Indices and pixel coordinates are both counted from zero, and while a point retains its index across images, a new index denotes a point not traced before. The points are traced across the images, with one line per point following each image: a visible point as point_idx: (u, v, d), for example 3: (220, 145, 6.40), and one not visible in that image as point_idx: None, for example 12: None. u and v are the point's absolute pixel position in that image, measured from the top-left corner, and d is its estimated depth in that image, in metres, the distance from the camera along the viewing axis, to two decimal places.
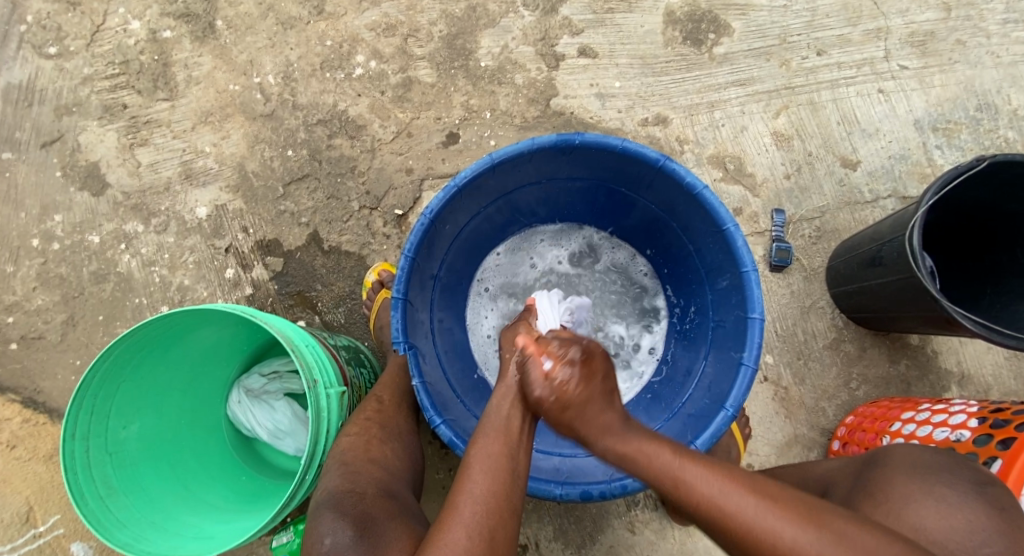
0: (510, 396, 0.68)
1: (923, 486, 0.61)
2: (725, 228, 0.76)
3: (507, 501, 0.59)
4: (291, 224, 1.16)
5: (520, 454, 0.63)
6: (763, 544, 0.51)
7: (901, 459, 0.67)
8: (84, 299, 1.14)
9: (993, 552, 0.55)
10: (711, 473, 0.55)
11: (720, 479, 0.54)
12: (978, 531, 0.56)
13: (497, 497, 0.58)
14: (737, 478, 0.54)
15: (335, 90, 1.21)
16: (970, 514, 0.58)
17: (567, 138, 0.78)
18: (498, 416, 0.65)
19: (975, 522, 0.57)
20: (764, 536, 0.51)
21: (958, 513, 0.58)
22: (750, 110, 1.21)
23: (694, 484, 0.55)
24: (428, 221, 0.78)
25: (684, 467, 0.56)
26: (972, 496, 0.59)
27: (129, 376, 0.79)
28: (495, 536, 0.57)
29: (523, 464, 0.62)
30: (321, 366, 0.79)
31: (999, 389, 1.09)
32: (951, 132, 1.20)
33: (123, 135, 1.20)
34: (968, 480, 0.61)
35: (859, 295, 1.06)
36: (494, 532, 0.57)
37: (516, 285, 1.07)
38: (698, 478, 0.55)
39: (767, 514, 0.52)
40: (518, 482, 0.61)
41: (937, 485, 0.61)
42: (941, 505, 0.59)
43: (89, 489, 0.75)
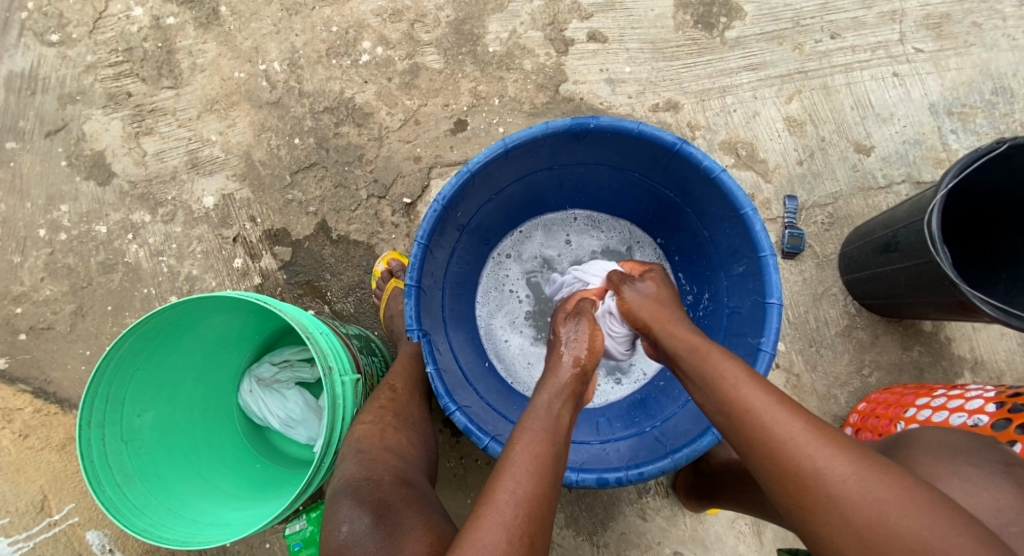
0: (559, 395, 0.68)
1: (948, 465, 0.61)
2: (742, 211, 0.75)
3: (547, 505, 0.58)
4: (298, 213, 1.15)
5: (560, 451, 0.62)
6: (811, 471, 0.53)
7: (921, 439, 0.66)
8: (92, 289, 1.14)
9: (1020, 530, 0.55)
10: (777, 402, 0.58)
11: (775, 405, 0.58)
12: (1003, 510, 0.57)
13: (536, 499, 0.57)
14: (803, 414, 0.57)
15: (341, 77, 1.19)
16: (997, 494, 0.58)
17: (583, 121, 0.76)
18: (544, 414, 0.65)
19: (1000, 501, 0.57)
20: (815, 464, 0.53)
21: (982, 491, 0.58)
22: (762, 95, 1.20)
23: (754, 406, 0.58)
24: (442, 207, 0.77)
25: (750, 391, 0.60)
26: (999, 477, 0.59)
27: (143, 363, 0.78)
28: (535, 542, 0.56)
29: (561, 464, 0.62)
30: (335, 353, 0.78)
31: (1013, 375, 1.09)
32: (966, 116, 1.18)
33: (128, 124, 1.19)
34: (994, 461, 0.61)
35: (873, 282, 1.04)
36: (534, 537, 0.56)
37: (533, 268, 1.07)
38: (759, 401, 0.58)
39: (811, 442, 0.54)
40: (557, 481, 0.60)
41: (963, 466, 0.60)
42: (966, 484, 0.59)
43: (105, 477, 0.75)
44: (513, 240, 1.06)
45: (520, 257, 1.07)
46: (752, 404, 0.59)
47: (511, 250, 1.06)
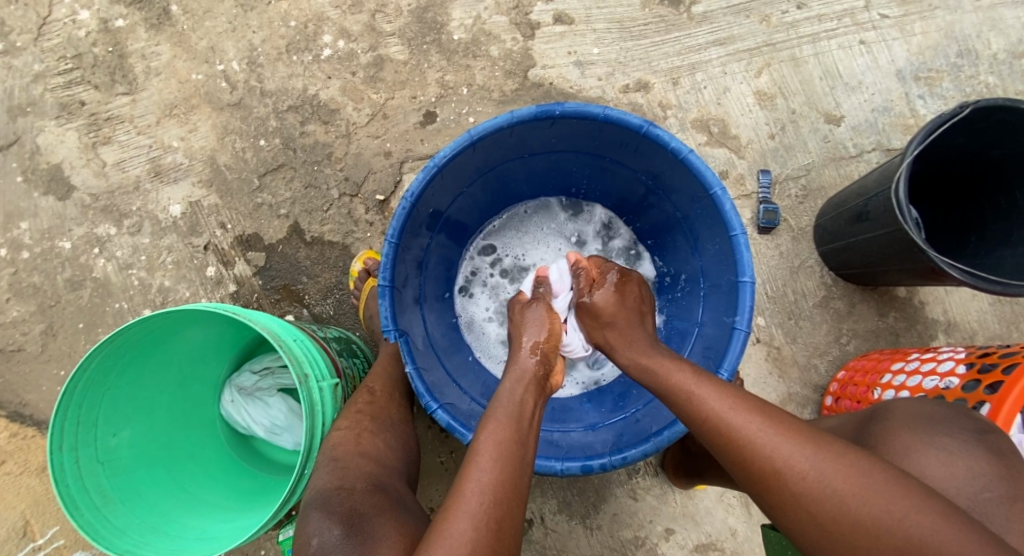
0: (523, 382, 0.69)
1: (923, 436, 0.62)
2: (711, 191, 0.75)
3: (516, 489, 0.57)
4: (269, 216, 1.13)
5: (529, 439, 0.62)
6: (772, 470, 0.54)
7: (900, 411, 0.67)
8: (61, 307, 1.11)
9: (994, 496, 0.56)
10: (736, 408, 0.58)
11: (737, 411, 0.58)
12: (979, 477, 0.58)
13: (504, 484, 0.56)
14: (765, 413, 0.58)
15: (304, 73, 1.16)
16: (971, 462, 0.59)
17: (548, 108, 0.75)
18: (509, 401, 0.65)
19: (974, 469, 0.58)
20: (775, 462, 0.53)
21: (959, 461, 0.59)
22: (731, 70, 1.19)
23: (714, 412, 0.59)
24: (410, 204, 0.75)
25: (710, 404, 0.60)
26: (972, 444, 0.60)
27: (114, 382, 0.77)
28: (503, 527, 0.54)
29: (531, 453, 0.61)
30: (311, 360, 0.77)
31: (985, 335, 1.11)
32: (932, 80, 1.19)
33: (84, 134, 1.15)
34: (968, 429, 0.62)
35: (846, 251, 1.06)
36: (500, 522, 0.54)
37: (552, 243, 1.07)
38: (726, 416, 0.58)
39: (776, 443, 0.54)
40: (526, 469, 0.59)
41: (939, 436, 0.62)
42: (942, 454, 0.60)
43: (83, 500, 0.73)
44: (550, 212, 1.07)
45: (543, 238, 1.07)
46: (712, 410, 0.59)
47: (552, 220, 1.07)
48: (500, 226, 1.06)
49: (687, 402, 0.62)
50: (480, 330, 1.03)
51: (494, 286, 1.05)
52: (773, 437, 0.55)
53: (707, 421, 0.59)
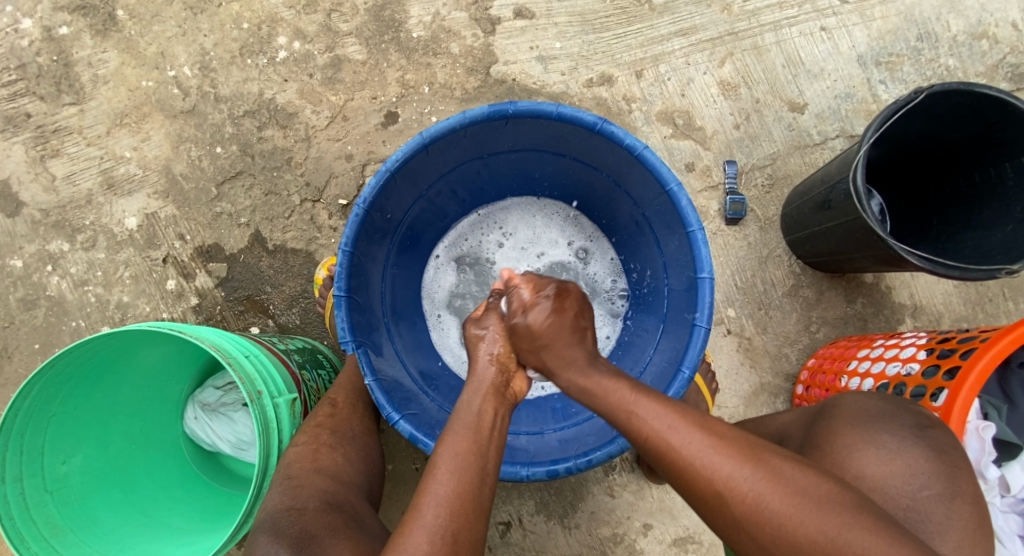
0: (480, 391, 0.68)
1: (865, 433, 0.62)
2: (668, 187, 0.74)
3: (476, 503, 0.56)
4: (229, 225, 1.10)
5: (489, 451, 0.61)
6: (714, 492, 0.52)
7: (851, 407, 0.67)
8: (15, 328, 1.07)
9: (932, 494, 0.57)
10: (674, 421, 0.56)
11: (670, 417, 0.57)
12: (916, 475, 0.58)
13: (463, 497, 0.56)
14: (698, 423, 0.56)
15: (259, 77, 1.13)
16: (910, 460, 0.59)
17: (500, 108, 0.73)
18: (467, 413, 0.64)
19: (913, 467, 0.59)
20: (717, 486, 0.52)
21: (898, 459, 0.59)
22: (695, 60, 1.18)
23: (654, 431, 0.57)
24: (363, 211, 0.73)
25: (644, 413, 0.58)
26: (912, 441, 0.60)
27: (59, 409, 0.74)
28: (458, 539, 0.54)
29: (492, 463, 0.60)
30: (265, 376, 0.75)
31: (951, 317, 1.12)
32: (893, 65, 1.19)
33: (31, 147, 1.11)
34: (908, 424, 0.62)
35: (811, 240, 1.06)
36: (457, 534, 0.54)
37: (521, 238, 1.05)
38: (655, 425, 0.57)
39: (715, 457, 0.53)
40: (488, 481, 0.58)
41: (880, 433, 0.62)
42: (881, 452, 0.60)
43: (28, 532, 0.71)
44: (521, 206, 1.05)
45: (510, 232, 1.05)
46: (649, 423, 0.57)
47: (537, 217, 1.05)
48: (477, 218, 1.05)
49: (626, 416, 0.59)
50: (438, 321, 1.02)
51: (463, 277, 1.05)
52: (712, 450, 0.54)
53: (647, 441, 0.57)
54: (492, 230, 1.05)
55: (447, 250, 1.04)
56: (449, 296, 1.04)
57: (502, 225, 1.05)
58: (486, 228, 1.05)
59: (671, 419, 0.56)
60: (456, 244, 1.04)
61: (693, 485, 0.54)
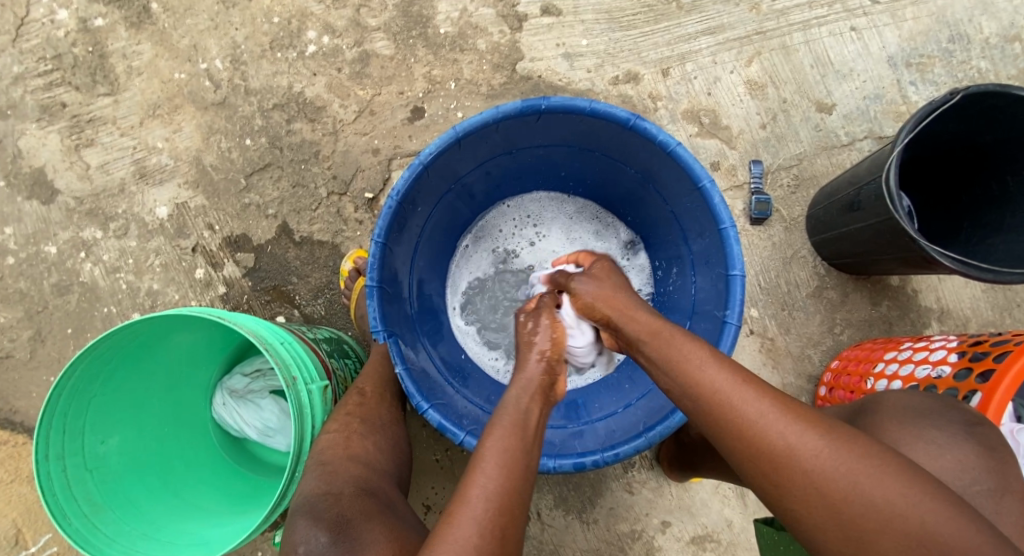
0: (528, 391, 0.68)
1: (913, 428, 0.62)
2: (700, 184, 0.74)
3: (519, 498, 0.57)
4: (257, 216, 1.11)
5: (532, 450, 0.61)
6: (772, 448, 0.53)
7: (891, 403, 0.67)
8: (49, 313, 1.10)
9: (983, 489, 0.57)
10: (742, 383, 0.57)
11: (737, 380, 0.58)
12: (968, 470, 0.58)
13: (507, 493, 0.56)
14: (767, 392, 0.57)
15: (289, 70, 1.14)
16: (960, 456, 0.59)
17: (533, 103, 0.74)
18: (515, 410, 0.64)
19: (965, 462, 0.58)
20: (784, 443, 0.53)
21: (948, 454, 0.59)
22: (722, 60, 1.18)
23: (720, 388, 0.58)
24: (396, 203, 0.74)
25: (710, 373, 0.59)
26: (962, 438, 0.60)
27: (100, 390, 0.76)
28: (505, 534, 0.54)
29: (533, 462, 0.61)
30: (298, 362, 0.77)
31: (978, 322, 1.11)
32: (924, 66, 1.18)
33: (66, 137, 1.13)
34: (956, 421, 0.62)
35: (839, 241, 1.05)
36: (504, 530, 0.54)
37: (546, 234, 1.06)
38: (723, 384, 0.58)
39: (781, 419, 0.54)
40: (529, 477, 0.59)
41: (928, 429, 0.61)
42: (932, 447, 0.60)
43: (71, 508, 0.73)
44: (548, 202, 1.06)
45: (536, 227, 1.06)
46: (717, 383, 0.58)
47: (569, 218, 1.06)
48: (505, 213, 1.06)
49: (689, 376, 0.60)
50: (458, 310, 1.03)
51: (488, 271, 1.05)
52: (779, 414, 0.55)
53: (712, 396, 0.58)
54: (519, 226, 1.06)
55: (477, 238, 1.05)
56: (470, 284, 1.05)
57: (529, 221, 1.06)
58: (514, 222, 1.06)
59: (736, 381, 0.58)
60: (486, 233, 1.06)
61: (754, 446, 0.54)
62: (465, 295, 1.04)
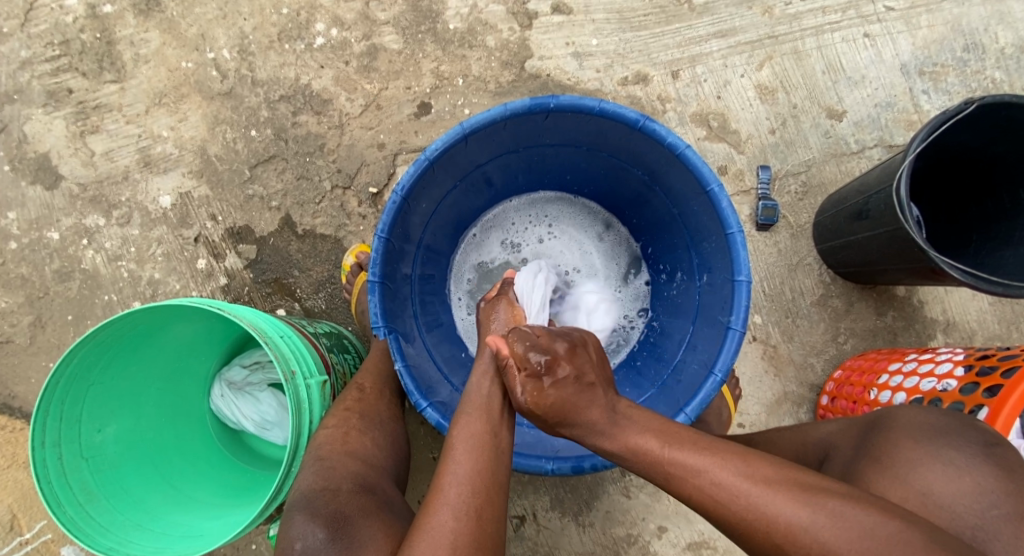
0: (492, 374, 0.68)
1: (929, 448, 0.61)
2: (709, 188, 0.73)
3: (493, 478, 0.57)
4: (261, 208, 1.11)
5: (503, 430, 0.62)
6: (747, 517, 0.51)
7: (906, 420, 0.66)
8: (50, 299, 1.10)
9: (1003, 514, 0.55)
10: (699, 451, 0.56)
11: (697, 448, 0.56)
12: (987, 493, 0.57)
13: (482, 474, 0.57)
14: (722, 453, 0.56)
15: (296, 62, 1.14)
16: (979, 477, 0.58)
17: (542, 102, 0.73)
18: (481, 395, 0.65)
19: (983, 485, 0.57)
20: (746, 506, 0.51)
21: (967, 476, 0.58)
22: (732, 63, 1.17)
23: (680, 461, 0.56)
24: (400, 198, 0.74)
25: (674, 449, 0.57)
26: (980, 459, 0.59)
27: (98, 378, 0.76)
28: (482, 515, 0.55)
29: (506, 442, 0.61)
30: (298, 356, 0.76)
31: (984, 335, 1.10)
32: (937, 75, 1.16)
33: (71, 123, 1.13)
34: (975, 442, 0.61)
35: (845, 250, 1.04)
36: (481, 511, 0.55)
37: (557, 239, 1.06)
38: (681, 455, 0.56)
39: (740, 481, 0.53)
40: (503, 458, 0.60)
41: (945, 449, 0.61)
42: (949, 469, 0.59)
43: (66, 497, 0.72)
44: (565, 208, 1.06)
45: (549, 230, 1.06)
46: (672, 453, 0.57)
47: (585, 227, 1.06)
48: (521, 210, 1.06)
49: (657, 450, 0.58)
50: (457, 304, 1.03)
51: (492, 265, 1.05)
52: (739, 477, 0.53)
53: (672, 468, 0.56)
54: (532, 225, 1.06)
55: (494, 225, 1.05)
56: (476, 274, 1.04)
57: (542, 224, 1.06)
58: (527, 221, 1.06)
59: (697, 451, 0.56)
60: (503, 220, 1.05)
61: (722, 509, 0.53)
62: (468, 286, 1.04)
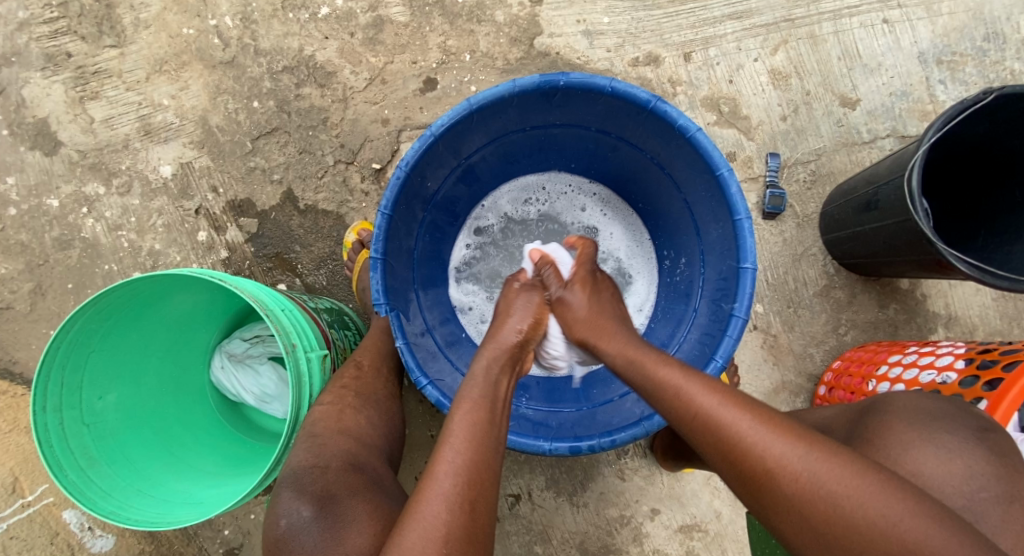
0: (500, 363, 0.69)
1: (923, 431, 0.61)
2: (718, 172, 0.72)
3: (489, 469, 0.57)
4: (262, 181, 1.10)
5: (498, 418, 0.62)
6: (764, 472, 0.53)
7: (900, 405, 0.66)
8: (50, 266, 1.09)
9: (990, 496, 0.56)
10: (722, 400, 0.58)
11: (720, 395, 0.58)
12: (976, 477, 0.57)
13: (478, 465, 0.56)
14: (743, 402, 0.58)
15: (300, 32, 1.11)
16: (970, 461, 0.58)
17: (551, 78, 0.71)
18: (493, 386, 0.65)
19: (972, 469, 0.58)
20: (767, 463, 0.53)
21: (958, 459, 0.58)
22: (747, 46, 1.14)
23: (703, 410, 0.58)
24: (405, 173, 0.72)
25: (694, 394, 0.59)
26: (973, 443, 0.59)
27: (99, 345, 0.76)
28: (476, 506, 0.54)
29: (501, 431, 0.61)
30: (299, 330, 0.76)
31: (985, 330, 1.10)
32: (955, 64, 1.14)
33: (70, 88, 1.11)
34: (969, 428, 0.61)
35: (852, 241, 1.03)
36: (475, 503, 0.55)
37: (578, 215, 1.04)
38: (706, 404, 0.58)
39: (762, 435, 0.54)
40: (498, 449, 0.59)
41: (939, 432, 0.60)
42: (941, 451, 0.59)
43: (67, 461, 0.73)
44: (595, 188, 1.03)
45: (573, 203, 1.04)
46: (700, 404, 0.58)
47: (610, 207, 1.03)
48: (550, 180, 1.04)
49: (675, 396, 0.61)
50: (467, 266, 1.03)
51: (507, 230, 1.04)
52: (762, 430, 0.55)
53: (696, 417, 0.58)
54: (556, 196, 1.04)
55: (515, 195, 1.04)
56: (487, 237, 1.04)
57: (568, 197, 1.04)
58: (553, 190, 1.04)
59: (719, 400, 0.58)
60: (530, 193, 1.04)
61: (736, 455, 0.55)
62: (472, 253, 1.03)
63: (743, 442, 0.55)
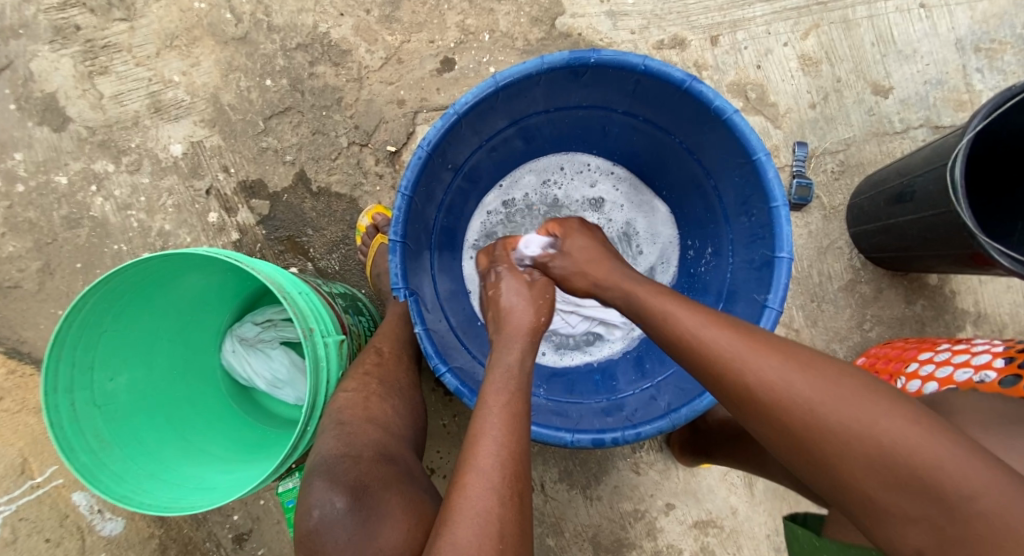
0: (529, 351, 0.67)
1: None
2: (754, 157, 0.69)
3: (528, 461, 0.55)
4: (275, 162, 1.07)
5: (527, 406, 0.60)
6: (775, 404, 0.49)
7: None
8: (58, 245, 1.07)
9: None
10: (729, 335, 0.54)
11: (726, 330, 0.54)
12: None
13: (518, 458, 0.55)
14: (748, 335, 0.54)
15: (314, 9, 1.08)
16: None
17: (582, 55, 0.68)
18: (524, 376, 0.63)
19: None
20: (776, 395, 0.49)
21: None
22: (776, 30, 1.10)
23: (708, 342, 0.54)
24: (427, 153, 0.69)
25: (701, 329, 0.55)
26: None
27: (111, 326, 0.74)
28: (524, 500, 0.53)
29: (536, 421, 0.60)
30: (316, 314, 0.74)
31: (1015, 328, 1.06)
32: (993, 52, 1.09)
33: (79, 62, 1.08)
34: None
35: (881, 234, 1.00)
36: (522, 495, 0.53)
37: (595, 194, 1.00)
38: (709, 338, 0.54)
39: (773, 366, 0.50)
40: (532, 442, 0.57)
41: None
42: None
43: (79, 443, 0.71)
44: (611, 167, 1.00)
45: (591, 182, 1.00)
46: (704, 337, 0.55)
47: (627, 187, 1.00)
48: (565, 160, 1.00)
49: (680, 332, 0.57)
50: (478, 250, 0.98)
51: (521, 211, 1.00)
52: (772, 361, 0.51)
53: (701, 350, 0.55)
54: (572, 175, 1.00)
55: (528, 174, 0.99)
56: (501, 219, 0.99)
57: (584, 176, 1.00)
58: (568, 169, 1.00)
59: (725, 335, 0.54)
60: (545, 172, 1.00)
61: (746, 390, 0.51)
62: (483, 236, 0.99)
63: (752, 376, 0.51)
